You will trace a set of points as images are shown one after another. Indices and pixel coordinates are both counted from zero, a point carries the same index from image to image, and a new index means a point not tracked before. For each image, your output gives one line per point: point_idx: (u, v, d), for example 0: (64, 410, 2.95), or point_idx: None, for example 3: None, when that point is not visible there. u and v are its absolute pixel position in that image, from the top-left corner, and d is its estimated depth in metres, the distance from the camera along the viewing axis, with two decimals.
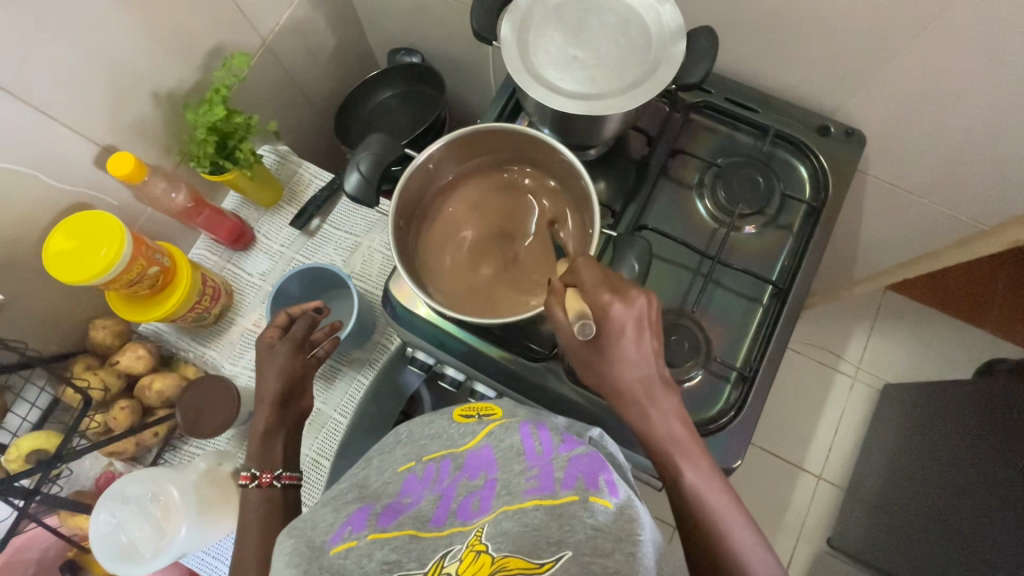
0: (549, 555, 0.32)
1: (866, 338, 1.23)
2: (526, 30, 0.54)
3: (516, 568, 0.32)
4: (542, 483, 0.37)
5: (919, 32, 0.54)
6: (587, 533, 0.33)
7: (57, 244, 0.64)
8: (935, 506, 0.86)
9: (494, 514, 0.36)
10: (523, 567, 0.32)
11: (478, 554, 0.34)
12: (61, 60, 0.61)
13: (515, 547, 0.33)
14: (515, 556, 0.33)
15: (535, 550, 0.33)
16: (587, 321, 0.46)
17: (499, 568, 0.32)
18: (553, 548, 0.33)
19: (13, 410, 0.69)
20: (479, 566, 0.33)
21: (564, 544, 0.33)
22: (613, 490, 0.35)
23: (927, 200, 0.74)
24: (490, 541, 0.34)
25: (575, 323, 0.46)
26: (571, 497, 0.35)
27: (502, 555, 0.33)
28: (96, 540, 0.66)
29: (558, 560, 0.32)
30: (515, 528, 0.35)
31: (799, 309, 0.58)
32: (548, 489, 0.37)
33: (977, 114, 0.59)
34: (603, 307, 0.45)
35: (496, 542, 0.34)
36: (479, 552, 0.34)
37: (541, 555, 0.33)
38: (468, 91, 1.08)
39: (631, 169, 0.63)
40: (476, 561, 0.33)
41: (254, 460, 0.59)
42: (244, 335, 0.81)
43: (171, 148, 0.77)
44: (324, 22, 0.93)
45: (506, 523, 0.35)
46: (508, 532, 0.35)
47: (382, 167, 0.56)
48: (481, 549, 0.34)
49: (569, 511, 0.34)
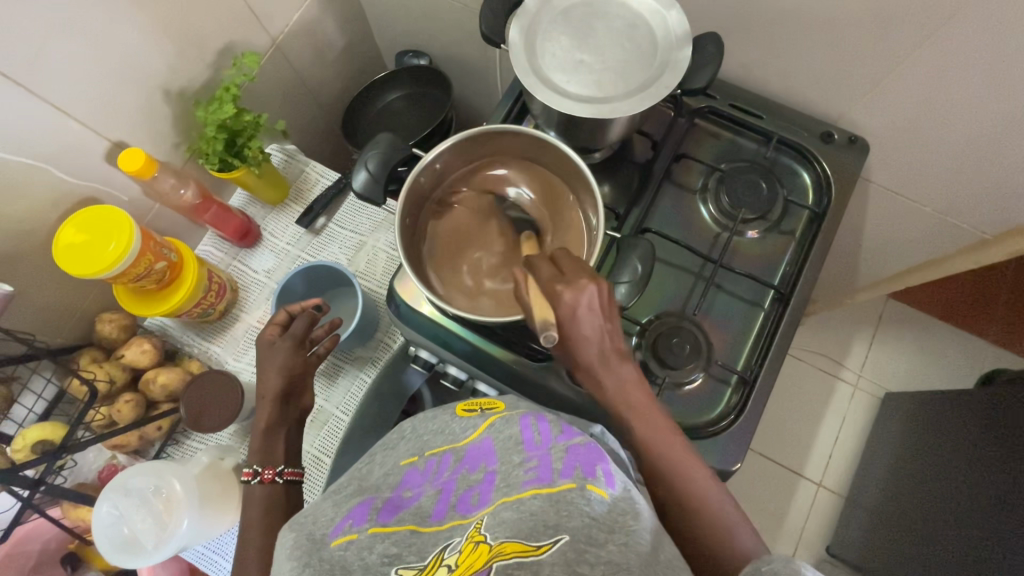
0: (547, 538, 0.33)
1: (868, 346, 1.23)
2: (534, 33, 0.55)
3: (511, 552, 0.32)
4: (542, 474, 0.38)
5: (924, 41, 0.55)
6: (585, 520, 0.34)
7: (68, 237, 0.65)
8: (936, 515, 0.86)
9: (493, 506, 0.37)
10: (519, 550, 0.33)
11: (476, 544, 0.34)
12: (75, 55, 0.62)
13: (513, 532, 0.34)
14: (512, 541, 0.33)
15: (533, 534, 0.34)
16: (549, 332, 0.46)
17: (497, 553, 0.33)
18: (551, 531, 0.33)
19: (20, 400, 0.70)
20: (478, 555, 0.33)
21: (562, 529, 0.33)
22: (609, 481, 0.37)
23: (930, 208, 0.74)
24: (489, 532, 0.35)
25: (539, 336, 0.47)
26: (569, 486, 0.36)
27: (500, 542, 0.34)
28: (99, 531, 0.66)
29: (555, 542, 0.32)
30: (514, 516, 0.35)
31: (800, 314, 0.58)
32: (547, 478, 0.37)
33: (981, 123, 0.60)
34: (557, 298, 0.46)
35: (495, 532, 0.35)
36: (478, 541, 0.34)
37: (538, 538, 0.33)
38: (475, 93, 1.09)
39: (635, 174, 0.64)
40: (474, 551, 0.34)
41: (257, 456, 0.59)
42: (248, 331, 0.82)
43: (180, 144, 0.78)
44: (334, 23, 0.94)
45: (505, 513, 0.36)
46: (506, 521, 0.35)
47: (390, 165, 0.56)
48: (480, 539, 0.34)
49: (566, 499, 0.35)
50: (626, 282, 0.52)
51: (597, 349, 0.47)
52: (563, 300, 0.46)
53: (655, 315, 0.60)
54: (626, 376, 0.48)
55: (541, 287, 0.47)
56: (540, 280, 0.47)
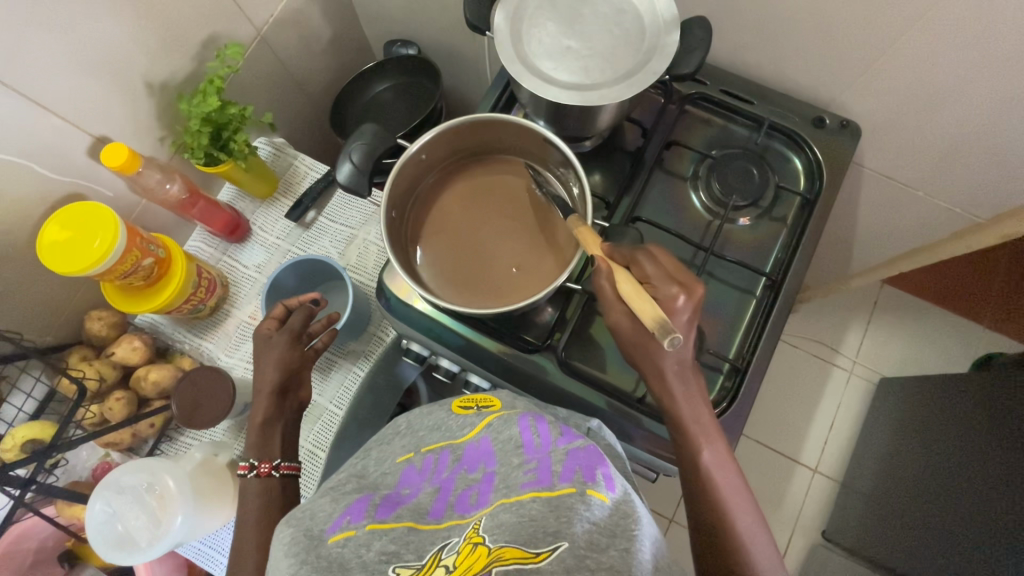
0: (546, 545, 0.32)
1: (863, 331, 1.23)
2: (520, 19, 0.54)
3: (511, 558, 0.32)
4: (541, 476, 0.37)
5: (913, 24, 0.54)
6: (585, 526, 0.33)
7: (52, 235, 0.64)
8: (932, 499, 0.86)
9: (493, 507, 0.37)
10: (520, 556, 0.32)
11: (475, 546, 0.34)
12: (54, 49, 0.61)
13: (511, 537, 0.34)
14: (511, 546, 0.33)
15: (532, 540, 0.33)
16: (676, 335, 0.42)
17: (497, 558, 0.32)
18: (550, 538, 0.33)
19: (9, 400, 0.70)
20: (477, 558, 0.33)
21: (562, 535, 0.33)
22: (609, 485, 0.36)
23: (922, 192, 0.74)
24: (488, 534, 0.35)
25: (663, 339, 0.42)
26: (569, 490, 0.36)
27: (499, 546, 0.33)
28: (92, 528, 0.66)
29: (555, 549, 0.32)
30: (514, 519, 0.35)
31: (791, 301, 0.58)
32: (546, 481, 0.37)
33: (973, 106, 0.59)
34: (671, 300, 0.46)
35: (493, 534, 0.34)
36: (476, 543, 0.34)
37: (538, 544, 0.33)
38: (464, 83, 1.08)
39: (625, 162, 0.63)
40: (473, 553, 0.33)
41: (253, 450, 0.59)
42: (240, 327, 0.81)
43: (165, 138, 0.77)
44: (319, 13, 0.92)
45: (504, 515, 0.35)
46: (505, 523, 0.35)
47: (375, 157, 0.55)
48: (479, 542, 0.34)
49: (566, 503, 0.35)
50: None
51: (679, 358, 0.48)
52: (676, 305, 0.46)
53: None
54: (692, 391, 0.49)
55: (652, 286, 0.47)
56: (655, 279, 0.47)
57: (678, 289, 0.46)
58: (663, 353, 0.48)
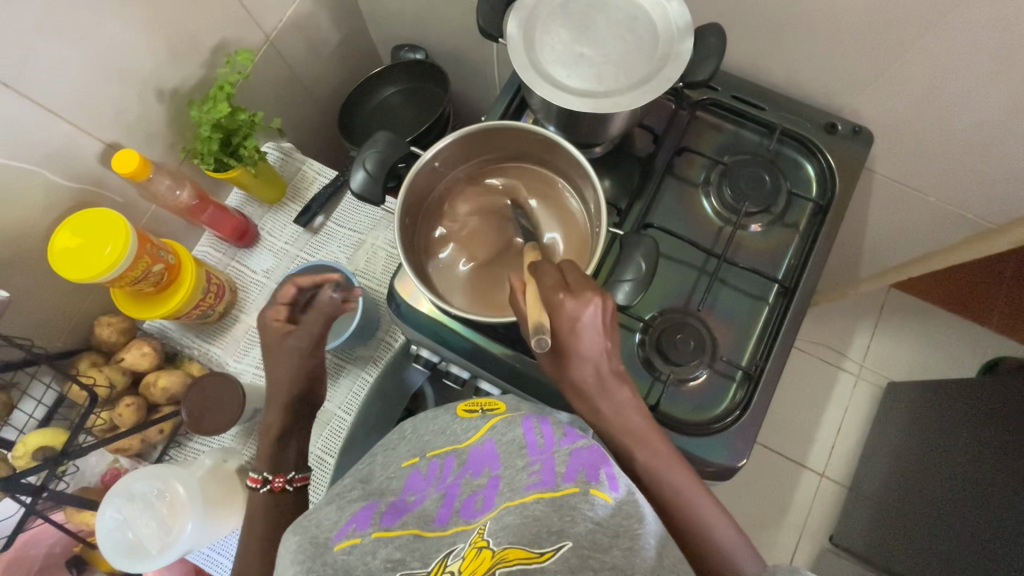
0: (549, 545, 0.32)
1: (870, 336, 1.23)
2: (532, 26, 0.54)
3: (516, 558, 0.32)
4: (544, 477, 0.38)
5: (928, 30, 0.54)
6: (588, 526, 0.34)
7: (63, 241, 0.64)
8: (942, 505, 0.85)
9: (496, 511, 0.37)
10: (523, 557, 0.32)
11: (480, 550, 0.34)
12: (66, 58, 0.61)
13: (514, 539, 0.33)
14: (514, 547, 0.33)
15: (536, 541, 0.33)
16: (542, 337, 0.45)
17: (499, 560, 0.32)
18: (555, 537, 0.33)
19: (19, 406, 0.70)
20: (481, 560, 0.33)
21: (566, 534, 0.33)
22: (612, 484, 0.37)
23: (934, 198, 0.73)
24: (492, 538, 0.34)
25: (532, 339, 0.45)
26: (572, 490, 0.36)
27: (503, 548, 0.33)
28: (103, 533, 0.66)
29: (559, 548, 0.32)
30: (517, 521, 0.35)
31: (806, 307, 0.58)
32: (549, 481, 0.37)
33: (987, 113, 0.59)
34: (557, 307, 0.46)
35: (497, 538, 0.34)
36: (481, 548, 0.34)
37: (542, 544, 0.33)
38: (472, 88, 1.08)
39: (637, 168, 0.63)
40: (478, 557, 0.33)
41: (265, 464, 0.59)
42: (248, 332, 0.81)
43: (175, 144, 0.78)
44: (328, 19, 0.92)
45: (508, 517, 0.36)
46: (509, 525, 0.35)
47: (388, 165, 0.55)
48: (483, 545, 0.34)
49: (569, 503, 0.35)
50: (630, 278, 0.51)
51: (594, 368, 0.48)
52: (562, 310, 0.46)
53: (659, 312, 0.59)
54: (621, 400, 0.48)
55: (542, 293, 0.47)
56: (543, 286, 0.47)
57: (566, 296, 0.46)
58: (575, 365, 0.48)
